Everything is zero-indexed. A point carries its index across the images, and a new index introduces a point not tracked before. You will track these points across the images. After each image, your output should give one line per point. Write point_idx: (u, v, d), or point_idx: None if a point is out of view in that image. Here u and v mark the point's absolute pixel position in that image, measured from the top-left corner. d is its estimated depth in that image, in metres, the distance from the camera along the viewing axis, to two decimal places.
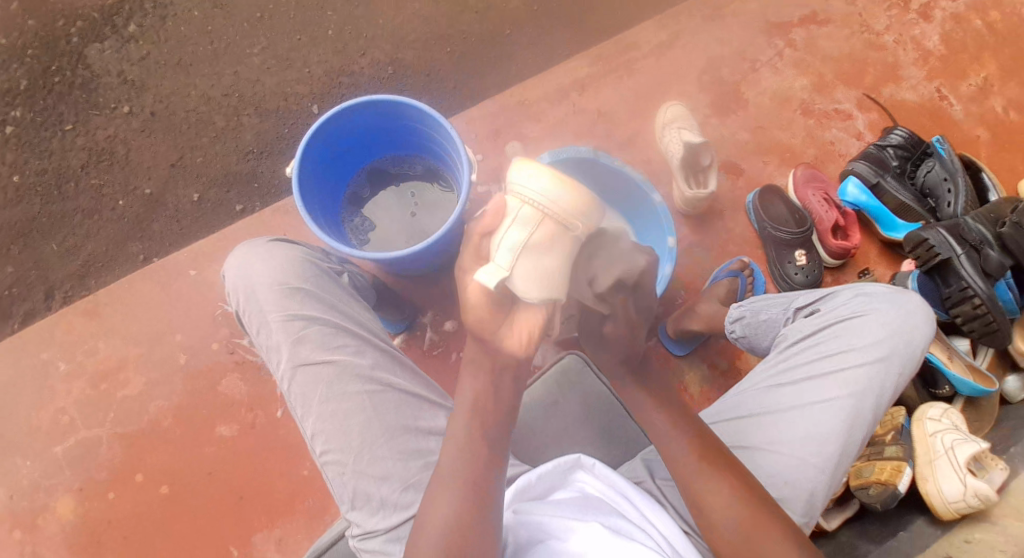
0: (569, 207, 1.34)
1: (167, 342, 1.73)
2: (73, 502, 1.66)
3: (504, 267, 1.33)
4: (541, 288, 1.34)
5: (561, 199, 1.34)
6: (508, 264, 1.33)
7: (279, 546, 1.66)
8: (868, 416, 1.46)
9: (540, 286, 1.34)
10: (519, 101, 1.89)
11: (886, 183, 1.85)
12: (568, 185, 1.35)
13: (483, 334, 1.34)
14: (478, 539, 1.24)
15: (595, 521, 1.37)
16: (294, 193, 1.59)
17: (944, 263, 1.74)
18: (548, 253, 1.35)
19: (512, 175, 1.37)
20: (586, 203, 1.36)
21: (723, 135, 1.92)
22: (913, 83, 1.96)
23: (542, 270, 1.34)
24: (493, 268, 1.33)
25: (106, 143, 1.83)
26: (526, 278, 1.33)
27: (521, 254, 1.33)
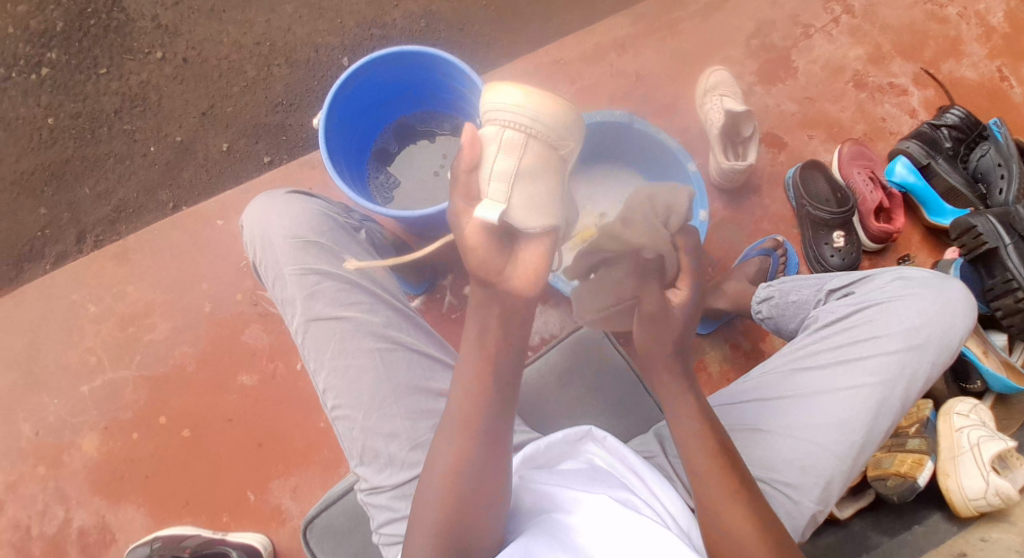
0: (547, 121, 1.32)
1: (194, 290, 1.76)
2: (98, 440, 1.72)
3: (499, 199, 1.27)
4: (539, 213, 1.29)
5: (535, 111, 1.32)
6: (504, 195, 1.27)
7: (294, 494, 1.71)
8: (895, 405, 1.42)
9: (541, 213, 1.29)
10: (554, 61, 1.84)
11: (937, 165, 1.76)
12: (540, 97, 1.33)
13: (489, 276, 1.25)
14: (477, 493, 1.25)
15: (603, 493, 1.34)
16: (319, 148, 1.58)
17: (990, 253, 1.67)
18: (542, 176, 1.31)
19: (489, 100, 1.34)
20: (566, 116, 1.34)
21: (767, 106, 1.83)
22: (975, 60, 1.84)
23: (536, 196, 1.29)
24: (488, 202, 1.26)
25: (139, 88, 1.85)
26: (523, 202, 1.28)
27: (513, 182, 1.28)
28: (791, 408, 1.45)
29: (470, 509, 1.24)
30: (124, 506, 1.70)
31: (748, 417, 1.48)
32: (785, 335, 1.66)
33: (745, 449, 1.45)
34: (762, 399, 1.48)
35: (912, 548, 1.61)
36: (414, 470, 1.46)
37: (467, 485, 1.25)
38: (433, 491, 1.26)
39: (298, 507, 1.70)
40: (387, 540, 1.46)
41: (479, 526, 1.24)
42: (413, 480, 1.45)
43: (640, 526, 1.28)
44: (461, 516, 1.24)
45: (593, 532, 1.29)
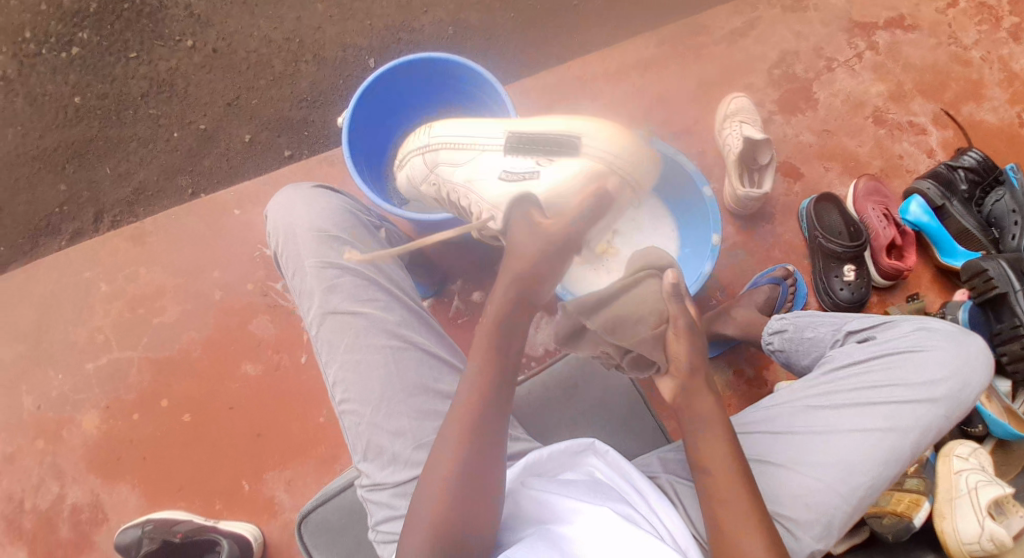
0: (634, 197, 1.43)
1: (205, 277, 1.78)
2: (99, 418, 1.73)
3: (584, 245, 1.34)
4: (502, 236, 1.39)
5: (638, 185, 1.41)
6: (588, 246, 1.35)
7: (289, 486, 1.71)
8: (906, 452, 1.45)
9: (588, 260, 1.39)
10: (577, 75, 1.86)
11: (951, 207, 1.77)
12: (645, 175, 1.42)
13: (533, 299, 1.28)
14: (474, 494, 1.26)
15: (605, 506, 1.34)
16: (343, 145, 1.61)
17: (1000, 297, 1.67)
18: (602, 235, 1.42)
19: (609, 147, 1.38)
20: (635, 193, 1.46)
21: (786, 135, 1.85)
22: (995, 105, 1.85)
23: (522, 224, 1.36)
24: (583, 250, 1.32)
25: (167, 74, 1.87)
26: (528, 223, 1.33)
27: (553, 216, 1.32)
28: (803, 444, 1.48)
29: (465, 511, 1.25)
30: (119, 485, 1.71)
31: (757, 448, 1.50)
32: (796, 369, 1.70)
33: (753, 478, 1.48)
34: (772, 433, 1.51)
35: None
36: (416, 470, 1.46)
37: (463, 489, 1.25)
38: (433, 491, 1.26)
39: (292, 499, 1.71)
40: (383, 537, 1.46)
41: (470, 531, 1.25)
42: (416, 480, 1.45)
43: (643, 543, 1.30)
44: (457, 518, 1.25)
45: (592, 543, 1.31)
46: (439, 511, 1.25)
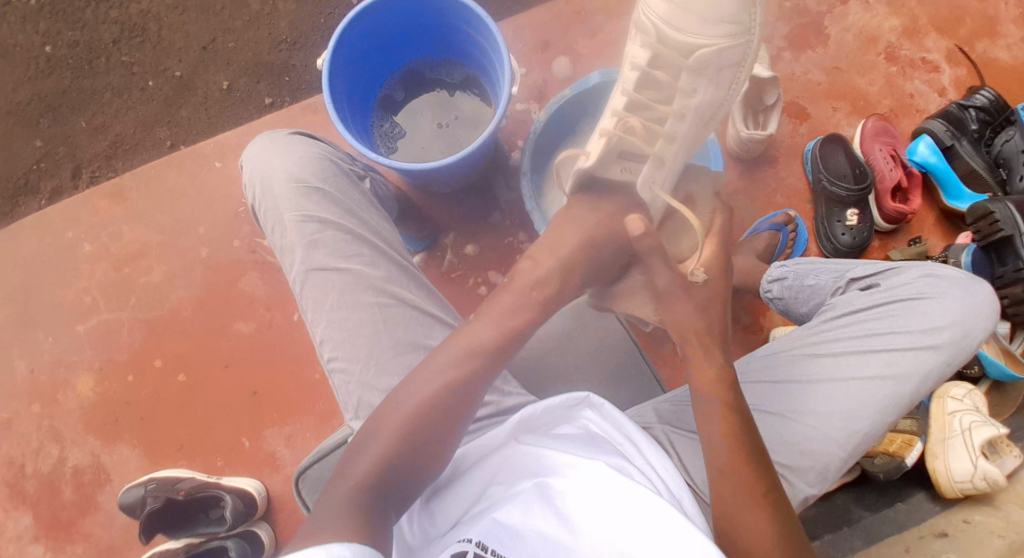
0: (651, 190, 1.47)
1: (190, 235, 1.74)
2: (93, 379, 1.73)
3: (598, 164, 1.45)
4: (634, 54, 1.43)
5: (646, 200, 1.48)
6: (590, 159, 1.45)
7: (288, 443, 1.71)
8: (904, 399, 1.44)
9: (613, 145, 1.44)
10: (575, 11, 1.77)
11: (960, 148, 1.71)
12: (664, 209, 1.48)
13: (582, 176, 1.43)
14: (433, 431, 1.24)
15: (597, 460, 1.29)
16: (323, 90, 1.51)
17: (1005, 241, 1.63)
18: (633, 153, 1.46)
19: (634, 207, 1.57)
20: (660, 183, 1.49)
21: (794, 74, 1.77)
22: (1011, 41, 1.77)
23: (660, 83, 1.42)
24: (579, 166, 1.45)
25: (139, 18, 1.81)
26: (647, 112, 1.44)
27: (623, 152, 1.44)
28: (799, 393, 1.47)
29: (414, 444, 1.23)
30: (117, 446, 1.71)
31: (753, 397, 1.50)
32: (794, 317, 1.67)
33: None
34: (769, 382, 1.50)
35: (894, 524, 1.63)
36: None
37: (422, 425, 1.24)
38: (393, 426, 1.23)
39: (291, 456, 1.71)
40: None
41: (413, 465, 1.22)
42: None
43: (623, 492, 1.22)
44: (410, 453, 1.22)
45: (577, 497, 1.24)
46: (392, 441, 1.22)
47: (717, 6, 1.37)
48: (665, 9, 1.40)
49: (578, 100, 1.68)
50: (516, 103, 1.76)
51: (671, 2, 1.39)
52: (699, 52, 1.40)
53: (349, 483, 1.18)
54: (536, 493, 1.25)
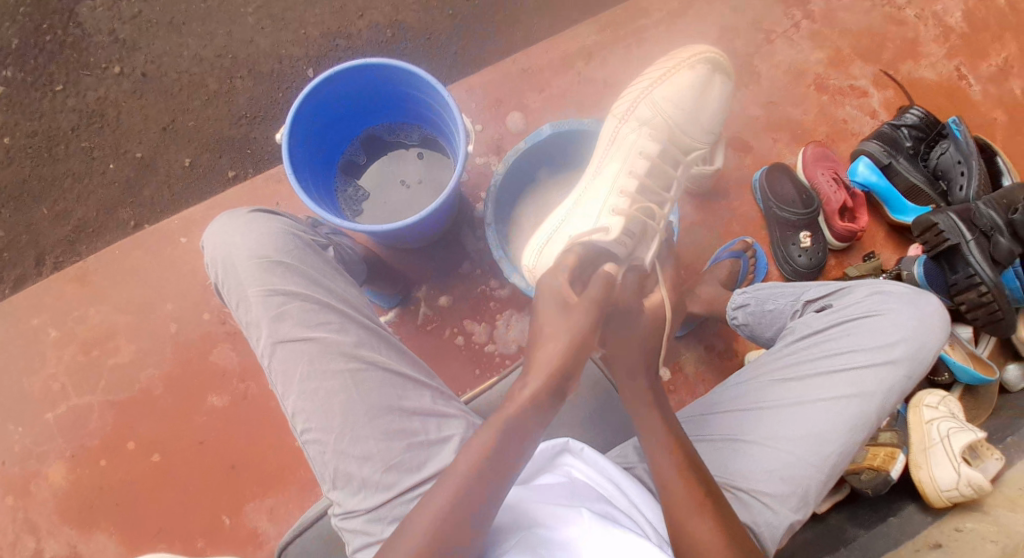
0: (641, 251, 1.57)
1: (159, 312, 1.75)
2: (65, 468, 1.69)
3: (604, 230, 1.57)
4: (646, 145, 1.64)
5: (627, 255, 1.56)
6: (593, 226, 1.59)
7: (272, 515, 1.68)
8: (872, 416, 1.47)
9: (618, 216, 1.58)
10: (523, 67, 1.86)
11: (898, 164, 1.80)
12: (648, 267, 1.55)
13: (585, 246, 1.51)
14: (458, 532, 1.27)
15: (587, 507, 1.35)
16: (284, 161, 1.56)
17: (952, 249, 1.70)
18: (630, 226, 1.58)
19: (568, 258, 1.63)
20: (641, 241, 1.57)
21: (733, 110, 1.86)
22: (932, 61, 1.89)
23: (662, 173, 1.65)
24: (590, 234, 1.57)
25: (96, 105, 1.86)
26: (652, 196, 1.63)
27: (638, 224, 1.58)
28: (771, 420, 1.49)
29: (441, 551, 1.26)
30: (94, 535, 1.66)
31: (726, 429, 1.52)
32: (761, 342, 1.71)
33: (725, 459, 1.49)
34: (740, 411, 1.52)
35: (889, 539, 1.64)
36: (389, 492, 1.42)
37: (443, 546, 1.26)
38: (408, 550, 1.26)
39: (275, 528, 1.68)
40: None
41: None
42: (389, 502, 1.42)
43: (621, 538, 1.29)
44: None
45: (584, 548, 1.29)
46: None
47: (712, 122, 1.68)
48: (675, 115, 1.66)
49: (532, 150, 1.74)
50: (475, 157, 1.82)
51: (684, 110, 1.66)
52: (693, 155, 1.68)
53: None
54: (527, 549, 1.29)
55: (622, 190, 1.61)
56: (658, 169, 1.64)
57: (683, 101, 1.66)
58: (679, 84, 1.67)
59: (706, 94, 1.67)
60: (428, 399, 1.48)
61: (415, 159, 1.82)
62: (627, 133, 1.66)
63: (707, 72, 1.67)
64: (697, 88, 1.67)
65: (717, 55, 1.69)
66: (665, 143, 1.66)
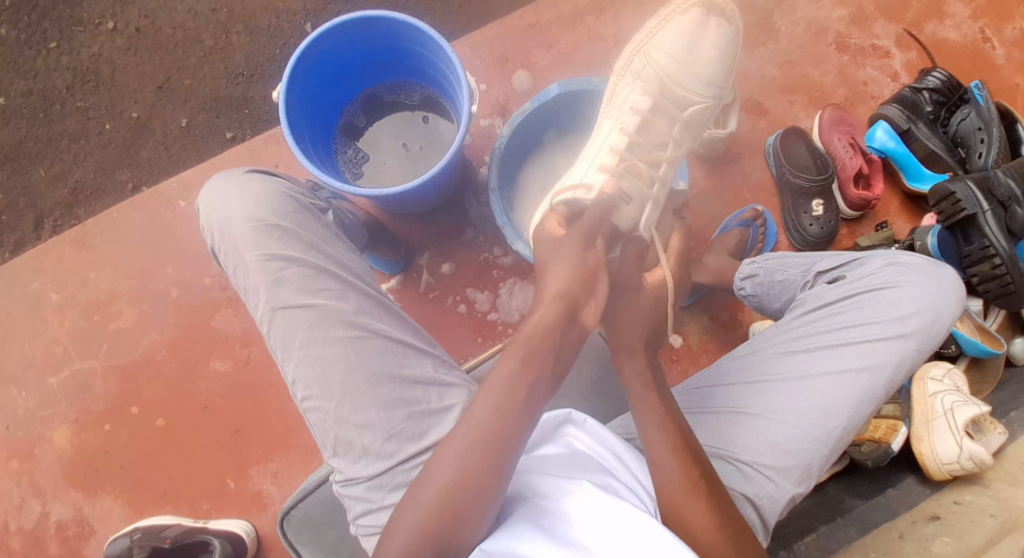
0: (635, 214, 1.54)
1: (159, 276, 1.73)
2: (70, 432, 1.70)
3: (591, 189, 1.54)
4: (637, 100, 1.60)
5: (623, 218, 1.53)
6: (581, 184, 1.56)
7: (275, 479, 1.70)
8: (879, 390, 1.46)
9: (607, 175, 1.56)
10: (529, 24, 1.78)
11: (917, 130, 1.73)
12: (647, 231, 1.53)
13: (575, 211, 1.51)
14: (471, 499, 1.27)
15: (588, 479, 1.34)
16: (280, 121, 1.50)
17: (968, 219, 1.65)
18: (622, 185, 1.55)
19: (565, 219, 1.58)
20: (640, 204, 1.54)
21: (748, 70, 1.79)
22: (958, 21, 1.80)
23: (655, 129, 1.60)
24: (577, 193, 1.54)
25: (91, 62, 1.79)
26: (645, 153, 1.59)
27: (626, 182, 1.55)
28: (776, 391, 1.48)
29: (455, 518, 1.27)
30: (100, 499, 1.68)
31: (731, 399, 1.51)
32: (768, 313, 1.68)
33: (729, 430, 1.48)
34: (746, 382, 1.51)
35: (887, 510, 1.65)
36: (390, 461, 1.41)
37: (443, 527, 1.26)
38: (410, 530, 1.27)
39: (279, 492, 1.70)
40: (365, 531, 1.43)
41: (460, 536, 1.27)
42: (389, 470, 1.41)
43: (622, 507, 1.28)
44: (447, 529, 1.26)
45: (586, 520, 1.28)
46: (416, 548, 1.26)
47: (711, 71, 1.60)
48: (668, 66, 1.60)
49: (539, 110, 1.68)
50: (478, 119, 1.76)
51: (676, 59, 1.60)
52: (692, 109, 1.61)
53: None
54: (526, 520, 1.28)
55: (612, 148, 1.59)
56: (649, 124, 1.60)
57: (676, 50, 1.60)
58: (673, 33, 1.60)
59: (702, 40, 1.59)
60: (429, 367, 1.47)
61: (419, 120, 1.76)
62: (621, 88, 1.63)
63: (701, 17, 1.59)
64: (690, 35, 1.59)
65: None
66: (660, 96, 1.61)
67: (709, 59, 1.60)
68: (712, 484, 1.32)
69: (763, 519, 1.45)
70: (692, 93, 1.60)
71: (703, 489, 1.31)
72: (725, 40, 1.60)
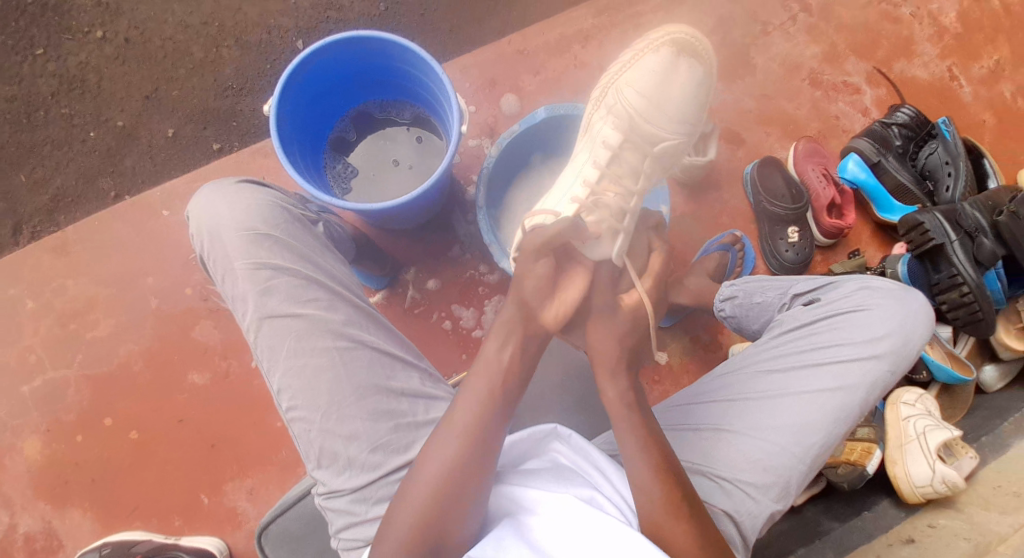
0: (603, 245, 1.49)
1: (139, 286, 1.71)
2: (40, 442, 1.67)
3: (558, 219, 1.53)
4: (608, 134, 1.59)
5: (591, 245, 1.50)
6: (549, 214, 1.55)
7: (251, 496, 1.66)
8: (855, 410, 1.48)
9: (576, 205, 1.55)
10: (519, 49, 1.83)
11: (887, 163, 1.81)
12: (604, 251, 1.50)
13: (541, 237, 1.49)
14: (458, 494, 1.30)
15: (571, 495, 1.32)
16: (271, 134, 1.52)
17: (936, 249, 1.72)
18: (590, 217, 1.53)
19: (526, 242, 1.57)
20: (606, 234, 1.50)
21: (727, 101, 1.86)
22: (926, 60, 1.90)
23: (626, 164, 1.58)
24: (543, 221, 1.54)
25: (78, 70, 1.80)
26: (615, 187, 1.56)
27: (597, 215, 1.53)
28: (757, 410, 1.49)
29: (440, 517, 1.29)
30: (69, 512, 1.65)
31: (712, 417, 1.52)
32: (747, 334, 1.70)
33: (710, 448, 1.49)
34: (728, 401, 1.52)
35: (863, 533, 1.67)
36: (375, 473, 1.40)
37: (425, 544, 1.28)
38: (392, 546, 1.28)
39: (253, 509, 1.66)
40: (346, 544, 1.41)
41: (446, 534, 1.29)
42: (373, 482, 1.40)
43: (601, 528, 1.27)
44: (436, 528, 1.29)
45: (563, 540, 1.27)
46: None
47: (682, 109, 1.58)
48: (639, 103, 1.58)
49: (527, 133, 1.72)
50: (467, 139, 1.81)
51: (648, 96, 1.58)
52: (662, 145, 1.59)
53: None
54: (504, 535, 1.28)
55: (585, 181, 1.57)
56: (620, 158, 1.58)
57: (648, 87, 1.58)
58: (644, 70, 1.58)
59: (674, 78, 1.58)
60: (415, 380, 1.46)
61: (414, 140, 1.78)
62: (596, 122, 1.62)
63: (672, 56, 1.57)
64: (661, 74, 1.58)
65: (687, 36, 1.59)
66: (632, 132, 1.59)
67: (676, 97, 1.58)
68: (693, 505, 1.32)
69: (743, 536, 1.45)
70: (664, 130, 1.57)
71: (683, 512, 1.30)
72: (696, 80, 1.58)
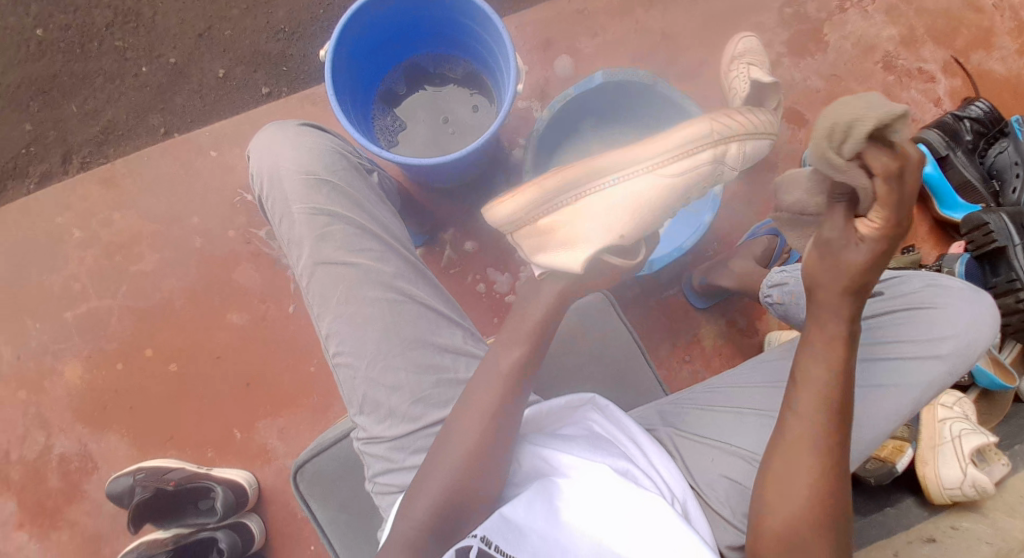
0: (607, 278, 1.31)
1: (184, 224, 1.74)
2: (81, 368, 1.72)
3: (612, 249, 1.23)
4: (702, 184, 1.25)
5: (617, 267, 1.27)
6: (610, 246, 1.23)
7: (281, 435, 1.70)
8: (908, 409, 1.41)
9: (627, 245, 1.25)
10: (578, 10, 1.77)
11: (954, 158, 1.74)
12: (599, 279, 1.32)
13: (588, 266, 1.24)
14: (486, 462, 1.28)
15: (604, 464, 1.29)
16: (326, 75, 1.48)
17: (998, 251, 1.64)
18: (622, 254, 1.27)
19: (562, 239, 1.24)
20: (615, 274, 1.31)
21: (794, 79, 1.78)
22: (1005, 54, 1.80)
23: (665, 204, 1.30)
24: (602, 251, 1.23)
25: (133, 3, 1.79)
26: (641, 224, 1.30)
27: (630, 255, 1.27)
28: None
29: (469, 481, 1.28)
30: (106, 435, 1.71)
31: None
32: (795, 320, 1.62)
33: None
34: None
35: (883, 528, 1.66)
36: (416, 423, 1.40)
37: (451, 511, 1.28)
38: (421, 510, 1.27)
39: (283, 448, 1.70)
40: (381, 489, 1.41)
41: (474, 499, 1.28)
42: (413, 433, 1.40)
43: (633, 502, 1.25)
44: (462, 496, 1.28)
45: (589, 509, 1.25)
46: (420, 530, 1.27)
47: None
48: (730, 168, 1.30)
49: (579, 98, 1.67)
50: (518, 100, 1.76)
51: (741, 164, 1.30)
52: None
53: (413, 524, 1.28)
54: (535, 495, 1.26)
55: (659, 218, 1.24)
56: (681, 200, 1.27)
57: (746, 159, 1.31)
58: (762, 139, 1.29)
59: None
60: (460, 338, 1.45)
61: (469, 103, 1.74)
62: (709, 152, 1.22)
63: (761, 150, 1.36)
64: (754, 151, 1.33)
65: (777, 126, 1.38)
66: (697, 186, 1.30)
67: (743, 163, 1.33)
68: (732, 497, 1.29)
69: None
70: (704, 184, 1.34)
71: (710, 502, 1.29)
72: None
